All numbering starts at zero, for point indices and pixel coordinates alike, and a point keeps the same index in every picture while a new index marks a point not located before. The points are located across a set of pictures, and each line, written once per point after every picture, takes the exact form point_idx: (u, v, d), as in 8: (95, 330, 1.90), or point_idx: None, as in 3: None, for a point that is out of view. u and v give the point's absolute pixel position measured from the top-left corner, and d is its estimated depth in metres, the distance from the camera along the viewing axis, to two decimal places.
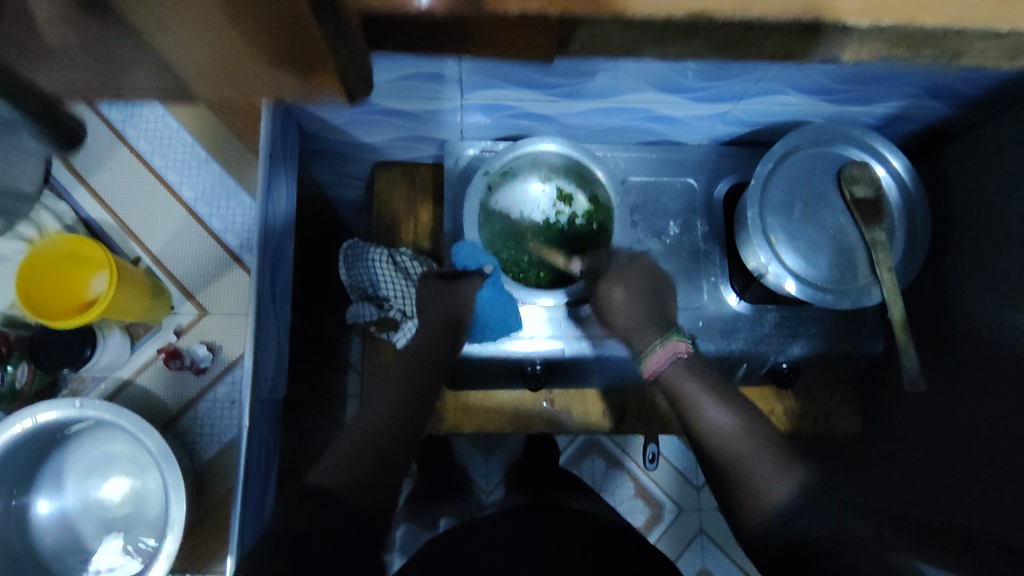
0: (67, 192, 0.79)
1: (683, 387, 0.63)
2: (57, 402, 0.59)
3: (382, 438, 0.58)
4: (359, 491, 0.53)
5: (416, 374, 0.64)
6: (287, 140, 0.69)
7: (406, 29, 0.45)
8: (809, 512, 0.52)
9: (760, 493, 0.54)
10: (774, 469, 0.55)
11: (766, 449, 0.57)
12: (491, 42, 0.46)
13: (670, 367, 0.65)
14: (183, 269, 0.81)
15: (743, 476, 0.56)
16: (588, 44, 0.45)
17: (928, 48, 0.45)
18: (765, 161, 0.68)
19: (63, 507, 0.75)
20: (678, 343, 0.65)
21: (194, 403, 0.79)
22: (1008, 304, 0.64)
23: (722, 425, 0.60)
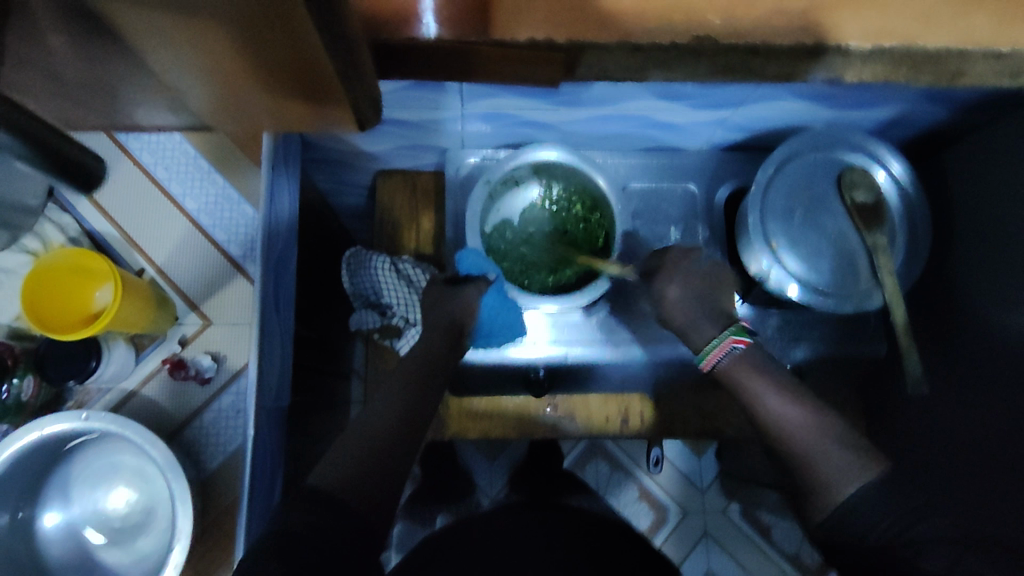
0: (71, 205, 0.79)
1: (745, 378, 0.61)
2: (63, 415, 0.59)
3: (384, 442, 0.58)
4: (358, 493, 0.53)
5: (415, 379, 0.63)
6: (289, 151, 0.70)
7: (424, 52, 0.44)
8: (886, 510, 0.49)
9: (834, 487, 0.52)
10: (849, 461, 0.53)
11: (838, 443, 0.54)
12: (502, 63, 0.45)
13: (727, 360, 0.62)
14: (187, 279, 0.81)
15: (814, 471, 0.54)
16: (596, 67, 0.45)
17: (927, 70, 0.46)
18: (766, 167, 0.68)
19: (69, 518, 0.75)
20: (738, 337, 0.62)
21: (198, 413, 0.79)
22: (1009, 307, 0.64)
23: (793, 417, 0.57)
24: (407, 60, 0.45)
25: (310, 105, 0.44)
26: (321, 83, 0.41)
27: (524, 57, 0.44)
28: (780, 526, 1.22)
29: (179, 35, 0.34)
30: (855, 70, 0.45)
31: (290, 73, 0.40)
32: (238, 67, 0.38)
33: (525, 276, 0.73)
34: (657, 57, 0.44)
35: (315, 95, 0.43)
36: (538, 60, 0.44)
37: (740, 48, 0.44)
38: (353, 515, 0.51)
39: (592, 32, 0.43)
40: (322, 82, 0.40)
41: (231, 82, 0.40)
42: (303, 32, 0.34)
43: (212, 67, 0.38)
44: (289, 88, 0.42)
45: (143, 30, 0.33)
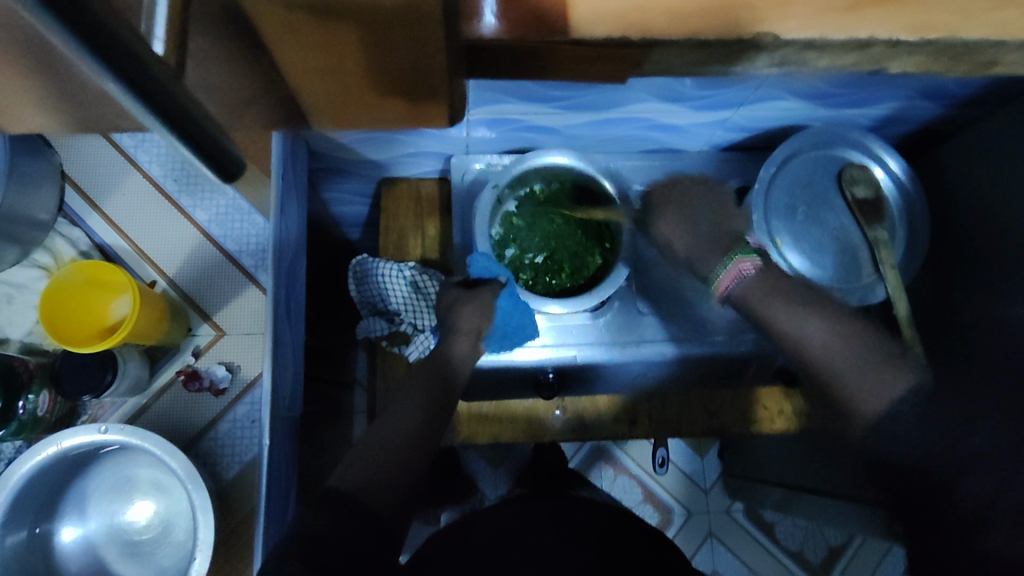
0: (82, 219, 0.79)
1: (770, 306, 0.55)
2: (82, 428, 0.59)
3: (402, 444, 0.58)
4: (376, 496, 0.53)
5: (429, 380, 0.64)
6: (297, 162, 0.70)
7: (500, 54, 0.39)
8: (933, 425, 0.46)
9: (861, 400, 0.49)
10: (878, 376, 0.49)
11: (871, 355, 0.50)
12: (573, 62, 0.40)
13: (741, 286, 0.58)
14: (199, 290, 0.81)
15: (846, 388, 0.49)
16: (659, 63, 0.40)
17: (959, 59, 0.40)
18: (768, 165, 0.70)
19: (87, 533, 0.73)
20: (743, 260, 0.59)
21: (213, 424, 0.78)
22: (1013, 295, 0.65)
23: (820, 335, 0.52)
24: (491, 60, 0.40)
25: (410, 113, 0.49)
26: (424, 74, 0.42)
27: (593, 56, 0.39)
28: (784, 524, 1.23)
29: (313, 33, 0.36)
30: (900, 59, 0.40)
31: (403, 92, 0.45)
32: (363, 78, 0.43)
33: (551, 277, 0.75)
34: (715, 50, 0.39)
35: (417, 95, 0.46)
36: (608, 59, 0.40)
37: (796, 43, 0.37)
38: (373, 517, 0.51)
39: (666, 31, 0.37)
40: (425, 71, 0.42)
41: (355, 96, 0.46)
42: (429, 28, 0.36)
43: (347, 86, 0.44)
44: (395, 96, 0.46)
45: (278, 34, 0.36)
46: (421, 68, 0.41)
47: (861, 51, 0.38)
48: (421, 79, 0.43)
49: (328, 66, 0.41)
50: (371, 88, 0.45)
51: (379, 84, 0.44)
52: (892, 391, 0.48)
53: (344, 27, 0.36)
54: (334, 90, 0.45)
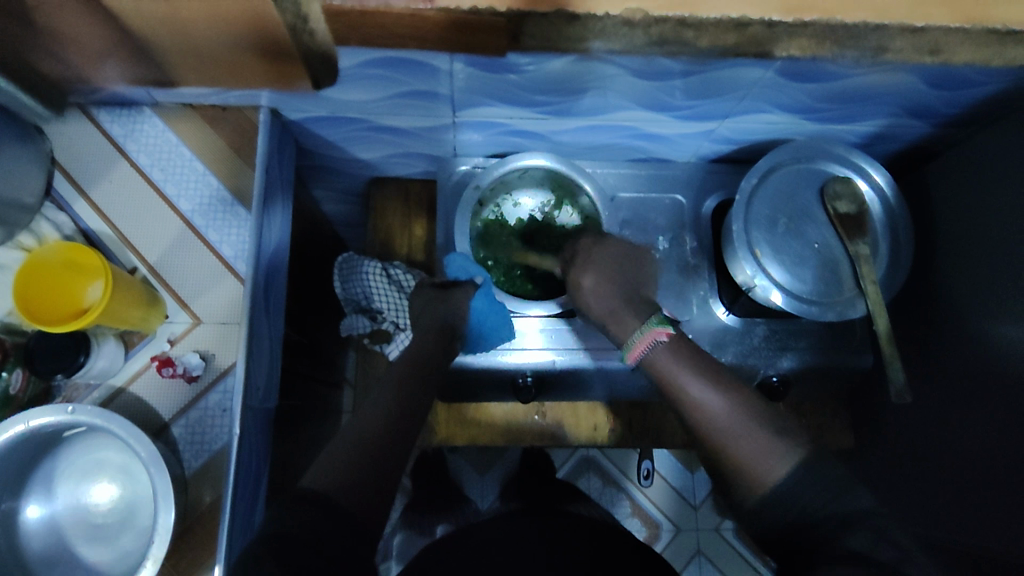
0: (68, 204, 0.78)
1: (673, 370, 0.57)
2: (48, 408, 0.60)
3: (370, 436, 0.58)
4: (354, 494, 0.53)
5: (401, 383, 0.63)
6: (284, 157, 0.72)
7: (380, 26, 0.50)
8: (815, 491, 0.46)
9: (750, 467, 0.49)
10: (769, 441, 0.50)
11: (759, 426, 0.51)
12: (455, 34, 0.51)
13: (653, 351, 0.59)
14: (179, 279, 0.78)
15: (733, 450, 0.51)
16: (538, 39, 0.51)
17: (849, 45, 0.52)
18: (750, 176, 0.70)
19: (52, 512, 0.70)
20: (661, 327, 0.60)
21: (184, 411, 0.75)
22: (997, 317, 0.64)
23: (704, 398, 0.54)
24: (365, 28, 0.50)
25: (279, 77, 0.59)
26: (281, 42, 0.52)
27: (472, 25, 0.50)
28: None
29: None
30: (784, 43, 0.52)
31: (266, 39, 0.52)
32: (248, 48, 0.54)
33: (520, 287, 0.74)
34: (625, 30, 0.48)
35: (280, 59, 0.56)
36: (487, 28, 0.50)
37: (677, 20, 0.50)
38: (347, 515, 0.51)
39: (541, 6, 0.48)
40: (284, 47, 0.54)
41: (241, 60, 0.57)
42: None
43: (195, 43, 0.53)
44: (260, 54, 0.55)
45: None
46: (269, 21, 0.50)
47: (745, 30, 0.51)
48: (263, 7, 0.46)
49: (184, 29, 0.51)
50: (246, 36, 0.52)
51: (232, 39, 0.53)
52: (778, 468, 0.48)
53: None
54: None
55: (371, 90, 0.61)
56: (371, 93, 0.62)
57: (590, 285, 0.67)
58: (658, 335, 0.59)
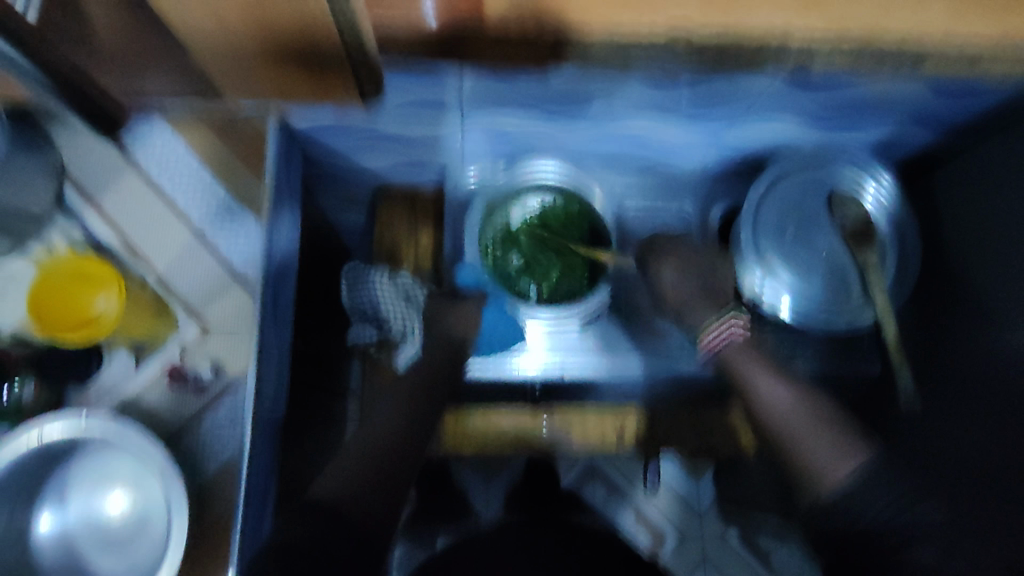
0: (78, 213, 0.80)
1: (747, 369, 0.66)
2: (62, 414, 0.61)
3: (385, 451, 0.59)
4: (360, 506, 0.53)
5: (408, 395, 0.64)
6: (292, 166, 0.72)
7: (427, 39, 0.52)
8: (879, 486, 0.52)
9: (821, 470, 0.55)
10: (835, 449, 0.57)
11: (824, 431, 0.59)
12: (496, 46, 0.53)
13: (725, 349, 0.68)
14: (189, 289, 0.81)
15: (806, 455, 0.58)
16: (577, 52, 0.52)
17: (888, 60, 0.53)
18: (757, 185, 0.70)
19: (64, 520, 0.74)
20: (738, 314, 0.69)
21: (195, 420, 0.79)
22: (1005, 324, 0.64)
23: (777, 397, 0.63)
24: (410, 40, 0.52)
25: (325, 96, 0.59)
26: (332, 62, 0.53)
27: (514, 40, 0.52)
28: (780, 553, 1.20)
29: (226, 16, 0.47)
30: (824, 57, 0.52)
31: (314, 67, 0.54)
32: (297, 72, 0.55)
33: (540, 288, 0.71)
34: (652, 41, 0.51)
35: (323, 76, 0.55)
36: (523, 40, 0.52)
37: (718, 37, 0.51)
38: (351, 526, 0.51)
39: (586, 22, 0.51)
40: (335, 68, 0.54)
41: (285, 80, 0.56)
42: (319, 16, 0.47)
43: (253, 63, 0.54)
44: (309, 81, 0.56)
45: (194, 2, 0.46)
46: (319, 42, 0.50)
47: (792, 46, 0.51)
48: (317, 28, 0.48)
49: (228, 49, 0.51)
50: (292, 62, 0.53)
51: (270, 60, 0.53)
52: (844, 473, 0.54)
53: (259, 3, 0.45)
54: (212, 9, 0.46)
55: (381, 98, 0.61)
56: (381, 102, 0.62)
57: (673, 281, 0.74)
58: (734, 322, 0.68)
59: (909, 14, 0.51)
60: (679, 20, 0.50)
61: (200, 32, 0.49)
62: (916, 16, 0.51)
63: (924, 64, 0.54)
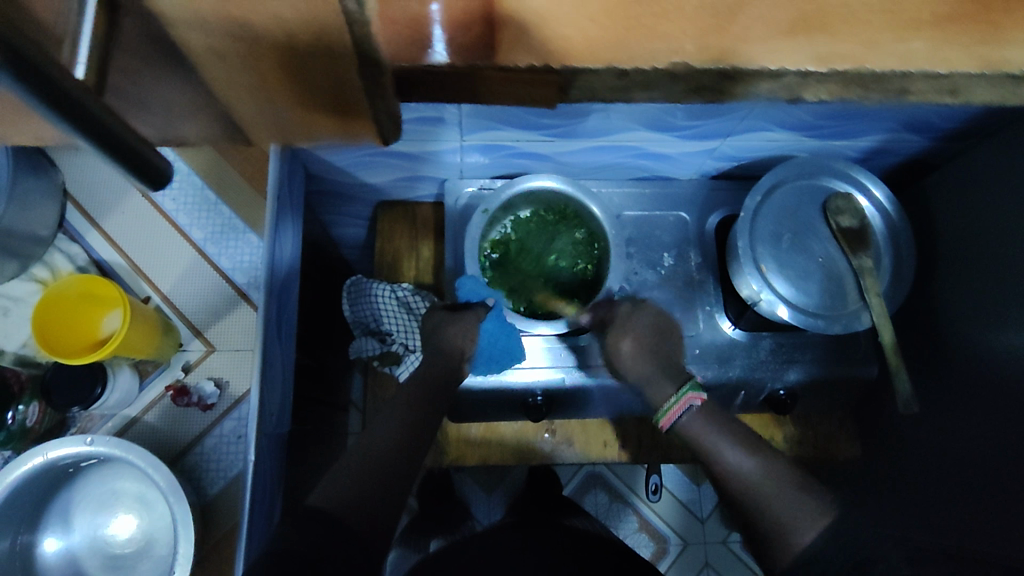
0: (81, 236, 0.81)
1: (707, 436, 0.62)
2: (67, 439, 0.60)
3: (379, 462, 0.58)
4: (357, 514, 0.53)
5: (410, 406, 0.64)
6: (294, 183, 0.73)
7: (430, 83, 0.40)
8: (840, 548, 0.49)
9: (782, 532, 0.53)
10: (805, 505, 0.53)
11: (789, 488, 0.55)
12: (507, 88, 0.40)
13: (687, 417, 0.64)
14: (193, 307, 0.82)
15: (761, 510, 0.55)
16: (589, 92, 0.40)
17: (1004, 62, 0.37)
18: (754, 193, 0.71)
19: (69, 545, 0.74)
20: (694, 394, 0.65)
21: (200, 439, 0.79)
22: (1001, 326, 0.65)
23: (739, 465, 0.58)
24: (418, 86, 0.40)
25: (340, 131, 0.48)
26: (341, 74, 0.39)
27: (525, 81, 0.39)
28: None
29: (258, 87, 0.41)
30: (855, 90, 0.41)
31: (328, 90, 0.42)
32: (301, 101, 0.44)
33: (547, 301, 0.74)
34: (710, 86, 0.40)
35: (342, 108, 0.44)
36: (540, 82, 0.39)
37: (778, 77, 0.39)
38: (348, 531, 0.51)
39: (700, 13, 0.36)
40: (349, 95, 0.42)
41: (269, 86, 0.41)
42: (348, 70, 0.39)
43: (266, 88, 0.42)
44: (321, 98, 0.43)
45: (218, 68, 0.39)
46: (338, 65, 0.38)
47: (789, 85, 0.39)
48: (332, 57, 0.37)
49: (244, 78, 0.40)
50: (318, 120, 0.47)
51: (291, 83, 0.41)
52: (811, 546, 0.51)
53: (265, 57, 0.37)
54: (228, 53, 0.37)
55: None
56: None
57: (628, 352, 0.70)
58: (691, 403, 0.64)
59: (892, 50, 0.37)
60: (678, 59, 0.37)
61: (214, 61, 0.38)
62: (898, 50, 0.37)
63: (916, 97, 0.41)
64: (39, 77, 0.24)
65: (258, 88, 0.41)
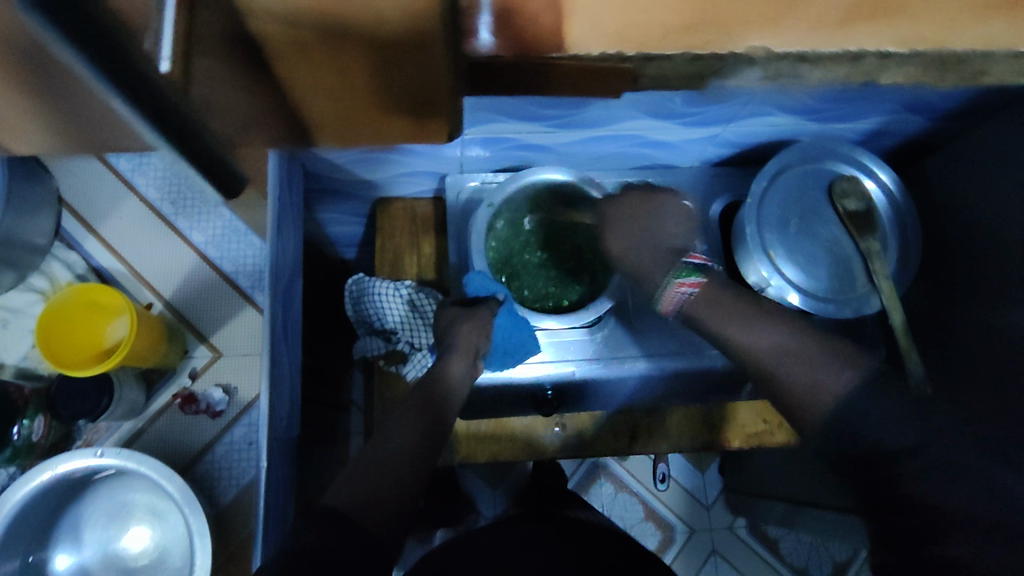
0: (78, 243, 0.79)
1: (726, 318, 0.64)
2: (77, 453, 0.59)
3: (399, 460, 0.57)
4: (373, 514, 0.52)
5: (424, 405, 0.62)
6: (293, 183, 0.71)
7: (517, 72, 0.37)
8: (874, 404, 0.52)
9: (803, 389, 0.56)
10: (834, 362, 0.56)
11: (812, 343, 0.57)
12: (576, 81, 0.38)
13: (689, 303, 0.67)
14: (196, 313, 0.81)
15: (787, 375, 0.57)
16: (657, 78, 0.38)
17: None
18: (759, 179, 0.70)
19: (81, 561, 0.72)
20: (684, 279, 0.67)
21: (210, 447, 0.78)
22: (1007, 304, 0.65)
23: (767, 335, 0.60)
24: (498, 78, 0.37)
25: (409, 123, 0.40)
26: (429, 92, 0.36)
27: (600, 75, 0.37)
28: (788, 538, 1.22)
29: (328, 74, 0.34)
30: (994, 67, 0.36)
31: (408, 100, 0.37)
32: (367, 100, 0.37)
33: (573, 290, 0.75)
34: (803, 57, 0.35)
35: (421, 110, 0.39)
36: (605, 74, 0.37)
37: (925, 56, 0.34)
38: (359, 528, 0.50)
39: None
40: (431, 101, 0.37)
41: (342, 82, 0.35)
42: (438, 53, 0.32)
43: (349, 101, 0.37)
44: (398, 111, 0.39)
45: (291, 50, 0.32)
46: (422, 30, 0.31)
47: (854, 63, 0.35)
48: (415, 32, 0.31)
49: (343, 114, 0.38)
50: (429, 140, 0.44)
51: (380, 93, 0.36)
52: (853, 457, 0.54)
53: (348, 52, 0.32)
54: (305, 58, 0.33)
55: None
56: None
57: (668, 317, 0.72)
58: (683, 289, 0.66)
59: (971, 31, 0.33)
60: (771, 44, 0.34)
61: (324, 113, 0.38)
62: (978, 31, 0.33)
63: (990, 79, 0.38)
64: (103, 38, 0.23)
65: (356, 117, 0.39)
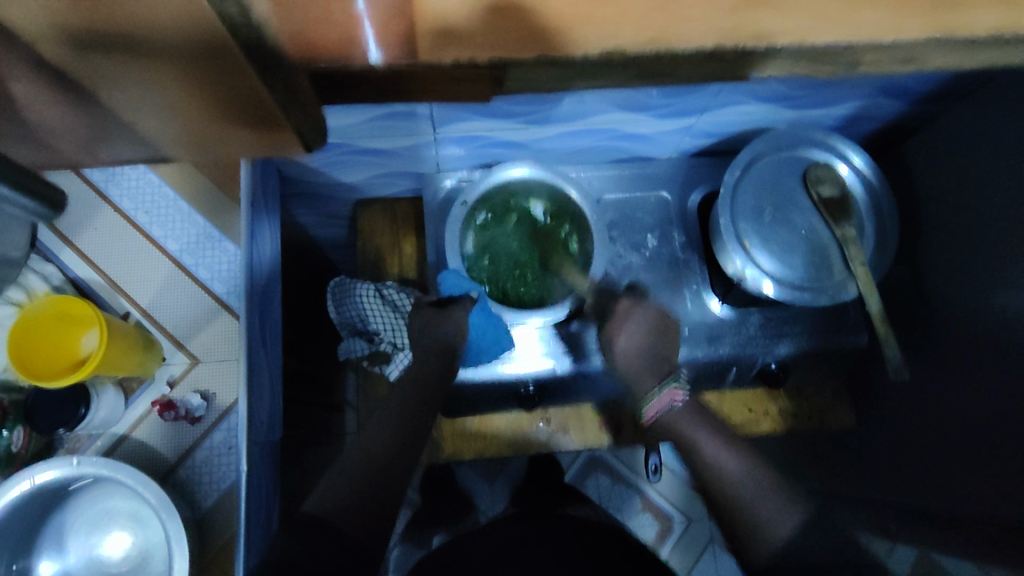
0: (55, 255, 0.80)
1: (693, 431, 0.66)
2: (54, 462, 0.59)
3: (378, 458, 0.60)
4: (349, 516, 0.53)
5: (406, 403, 0.66)
6: (269, 185, 0.72)
7: (359, 78, 0.42)
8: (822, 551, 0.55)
9: (765, 530, 0.56)
10: (780, 505, 0.58)
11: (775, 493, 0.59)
12: (436, 83, 0.43)
13: (669, 413, 0.67)
14: (173, 321, 0.82)
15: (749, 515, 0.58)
16: (523, 81, 0.43)
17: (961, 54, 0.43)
18: (732, 169, 0.70)
19: (65, 567, 0.73)
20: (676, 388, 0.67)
21: (191, 451, 0.79)
22: (984, 285, 0.65)
23: (724, 461, 0.62)
24: (345, 88, 0.43)
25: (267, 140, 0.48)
26: (261, 112, 0.43)
27: (454, 79, 0.43)
28: None
29: (140, 74, 0.38)
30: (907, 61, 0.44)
31: (243, 111, 0.43)
32: (226, 122, 0.44)
33: (552, 285, 0.74)
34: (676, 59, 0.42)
35: (265, 123, 0.45)
36: (472, 80, 0.43)
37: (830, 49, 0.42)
38: (348, 541, 0.51)
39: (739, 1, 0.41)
40: (277, 118, 0.44)
41: (183, 108, 0.42)
42: (258, 83, 0.39)
43: (197, 131, 0.46)
44: (241, 124, 0.45)
45: (117, 76, 0.38)
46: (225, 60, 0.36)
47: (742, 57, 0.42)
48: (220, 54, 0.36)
49: (187, 133, 0.46)
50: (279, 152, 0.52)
51: (221, 125, 0.45)
52: (789, 525, 0.56)
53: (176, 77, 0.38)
54: (133, 82, 0.38)
55: (349, 115, 0.62)
56: (348, 118, 0.63)
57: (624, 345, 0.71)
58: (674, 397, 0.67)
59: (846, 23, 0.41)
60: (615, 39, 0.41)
61: (174, 138, 0.47)
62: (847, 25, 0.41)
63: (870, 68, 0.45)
64: None
65: (195, 135, 0.46)
